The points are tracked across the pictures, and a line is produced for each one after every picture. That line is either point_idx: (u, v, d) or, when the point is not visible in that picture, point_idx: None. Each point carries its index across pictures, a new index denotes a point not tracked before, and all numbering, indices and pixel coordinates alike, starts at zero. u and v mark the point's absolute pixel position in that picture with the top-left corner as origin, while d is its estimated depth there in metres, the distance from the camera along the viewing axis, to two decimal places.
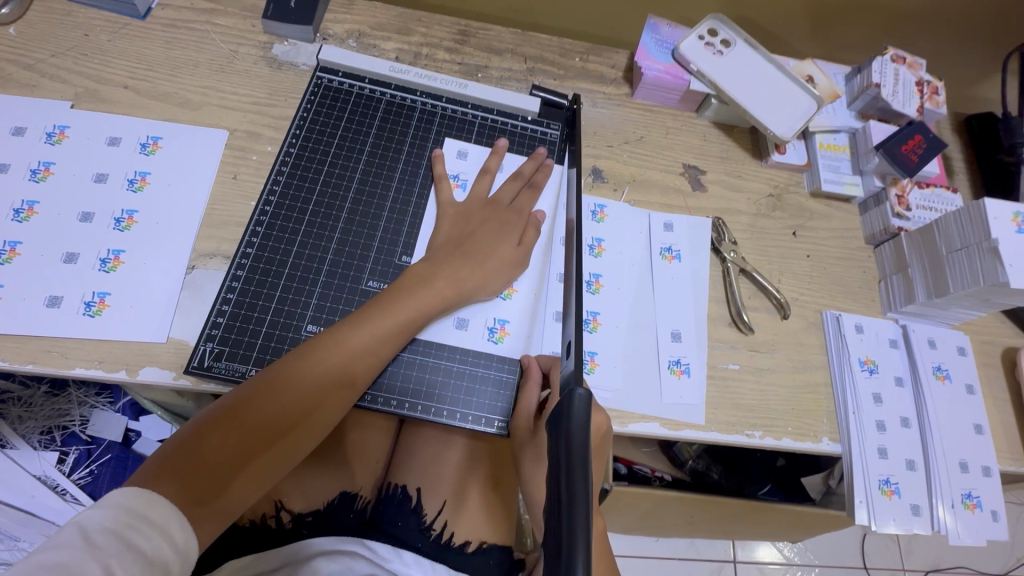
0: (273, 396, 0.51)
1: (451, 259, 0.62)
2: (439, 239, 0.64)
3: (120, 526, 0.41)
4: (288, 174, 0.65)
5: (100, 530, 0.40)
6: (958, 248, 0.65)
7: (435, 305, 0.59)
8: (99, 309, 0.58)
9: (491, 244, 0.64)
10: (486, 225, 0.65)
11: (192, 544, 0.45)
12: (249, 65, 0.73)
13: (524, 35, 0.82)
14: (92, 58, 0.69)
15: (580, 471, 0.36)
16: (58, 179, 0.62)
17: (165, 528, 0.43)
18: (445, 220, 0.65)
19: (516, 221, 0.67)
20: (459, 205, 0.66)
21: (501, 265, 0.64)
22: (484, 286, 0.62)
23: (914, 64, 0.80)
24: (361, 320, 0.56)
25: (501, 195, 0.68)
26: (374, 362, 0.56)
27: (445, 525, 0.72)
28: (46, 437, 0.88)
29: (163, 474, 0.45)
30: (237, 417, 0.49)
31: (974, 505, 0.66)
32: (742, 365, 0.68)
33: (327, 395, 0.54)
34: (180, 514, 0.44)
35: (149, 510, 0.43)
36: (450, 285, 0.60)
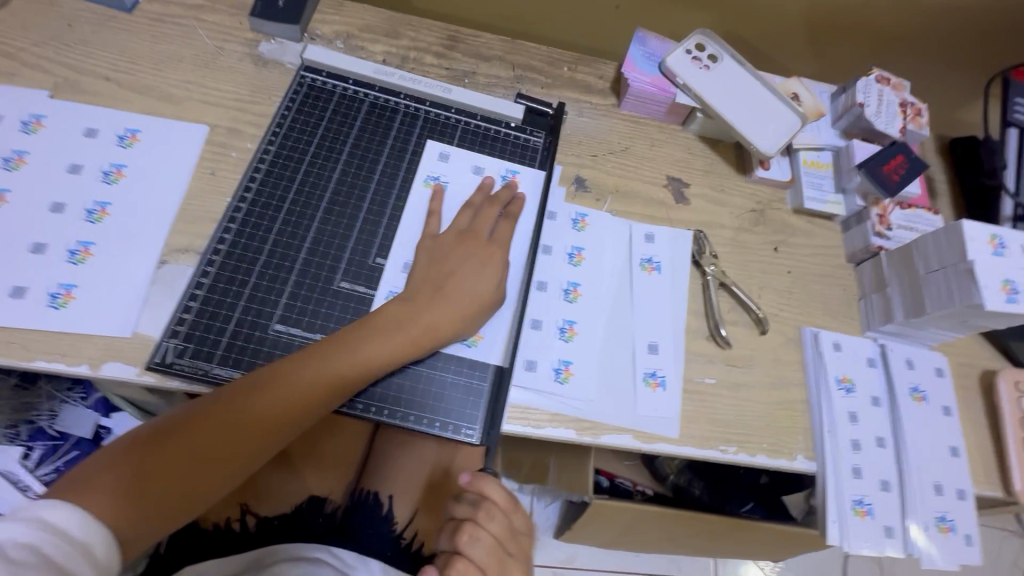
0: (226, 416, 0.51)
1: (434, 296, 0.60)
2: (422, 270, 0.62)
3: (40, 539, 0.39)
4: (266, 172, 0.65)
5: (14, 543, 0.38)
6: (936, 268, 0.65)
7: (408, 346, 0.58)
8: (65, 301, 0.57)
9: (473, 279, 0.62)
10: (466, 262, 0.63)
11: (115, 562, 0.44)
12: (234, 62, 0.72)
13: (513, 43, 0.82)
14: (74, 49, 0.69)
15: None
16: (31, 169, 0.61)
17: (85, 544, 0.41)
18: (421, 257, 0.63)
19: (499, 257, 0.64)
20: (440, 237, 0.64)
21: (482, 305, 0.62)
22: (461, 328, 0.61)
23: (898, 85, 0.81)
24: (327, 348, 0.55)
25: (481, 227, 0.65)
26: (340, 393, 0.55)
27: (416, 535, 0.72)
28: (12, 432, 0.85)
29: (95, 484, 0.45)
30: (186, 433, 0.49)
31: (948, 529, 0.66)
32: (719, 379, 0.67)
33: (284, 420, 0.53)
34: (106, 531, 0.43)
35: (64, 524, 0.41)
36: (430, 329, 0.59)
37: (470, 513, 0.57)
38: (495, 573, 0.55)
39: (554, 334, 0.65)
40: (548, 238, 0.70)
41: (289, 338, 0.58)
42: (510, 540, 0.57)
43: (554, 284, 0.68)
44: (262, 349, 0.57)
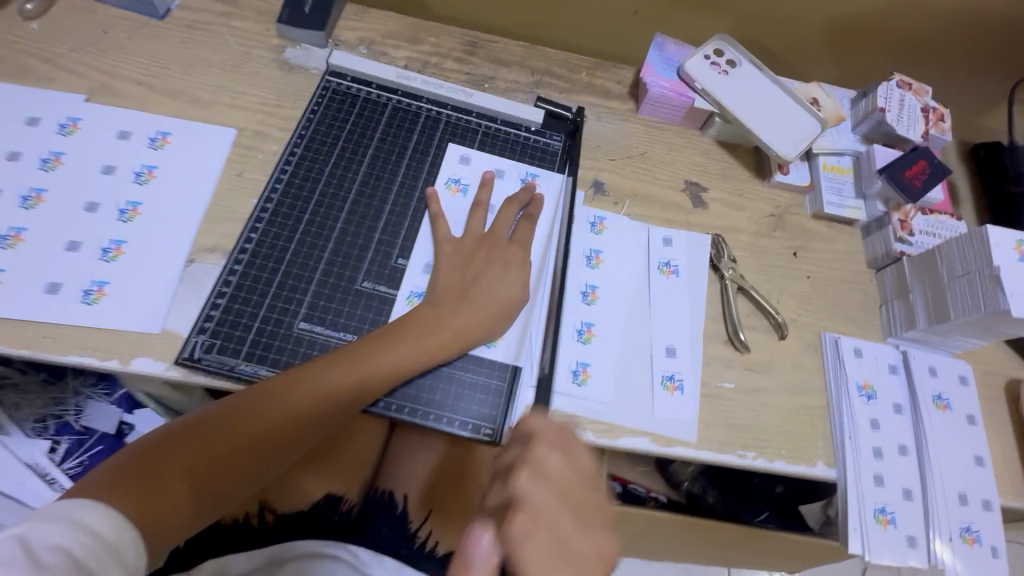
0: (248, 420, 0.52)
1: (458, 304, 0.61)
2: (444, 278, 0.62)
3: (73, 543, 0.41)
4: (291, 173, 0.66)
5: (47, 547, 0.40)
6: (960, 274, 0.65)
7: (426, 354, 0.58)
8: (97, 297, 0.58)
9: (495, 286, 0.63)
10: (487, 269, 0.64)
11: (142, 558, 0.46)
12: (260, 67, 0.74)
13: (532, 48, 0.83)
14: (108, 55, 0.71)
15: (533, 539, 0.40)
16: (67, 169, 0.63)
17: (116, 548, 0.44)
18: (445, 258, 0.64)
19: (519, 257, 0.66)
20: (461, 241, 0.65)
21: (502, 313, 0.62)
22: (482, 337, 0.61)
23: (920, 91, 0.80)
24: (346, 355, 0.56)
25: (500, 229, 0.67)
26: (358, 400, 0.56)
27: (430, 535, 0.72)
28: (40, 426, 0.87)
29: (124, 483, 0.47)
30: (209, 436, 0.51)
31: (973, 540, 0.65)
32: (737, 384, 0.67)
33: (304, 424, 0.54)
34: (133, 529, 0.45)
35: (101, 528, 0.44)
36: (453, 337, 0.59)
37: (520, 455, 0.48)
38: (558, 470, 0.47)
39: (573, 336, 0.65)
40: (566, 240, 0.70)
41: (313, 336, 0.59)
42: (572, 487, 0.47)
43: (573, 286, 0.68)
44: (287, 346, 0.58)
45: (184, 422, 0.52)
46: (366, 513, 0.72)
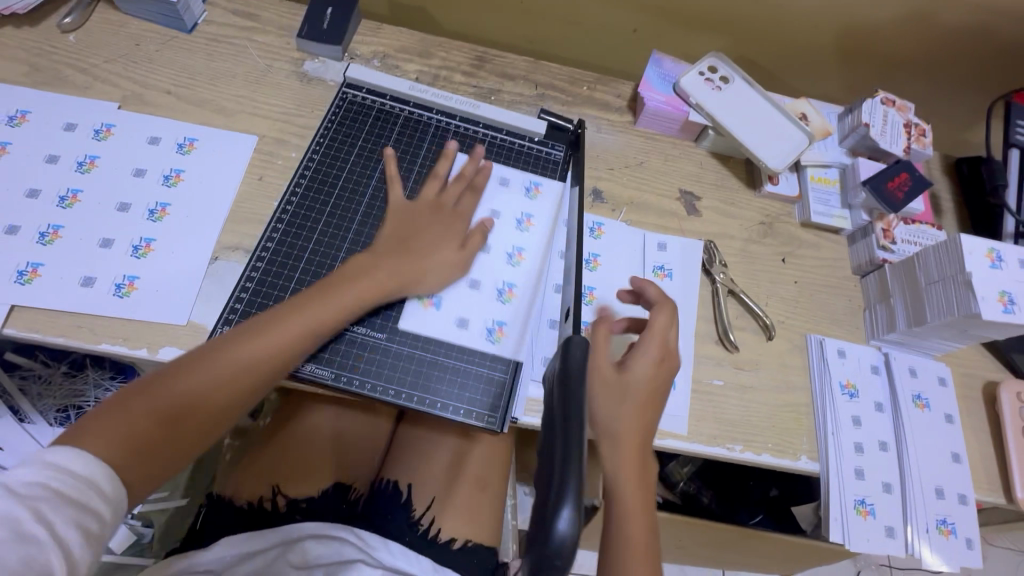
0: (209, 365, 0.53)
1: (395, 253, 0.65)
2: (385, 234, 0.66)
3: (47, 478, 0.42)
4: (310, 178, 0.71)
5: (24, 483, 0.41)
6: (936, 280, 0.69)
7: (372, 292, 0.62)
8: (128, 290, 0.63)
9: (432, 241, 0.67)
10: (429, 226, 0.68)
11: (121, 497, 0.46)
12: (281, 79, 0.79)
13: (536, 63, 0.88)
14: (139, 66, 0.76)
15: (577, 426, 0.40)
16: (101, 172, 0.68)
17: (88, 478, 0.44)
18: (392, 218, 0.68)
19: (456, 221, 0.69)
20: (408, 208, 0.69)
21: (444, 265, 0.67)
22: (420, 281, 0.65)
23: (903, 107, 0.85)
24: (303, 298, 0.59)
25: (447, 198, 0.70)
26: (315, 339, 0.59)
27: (433, 522, 0.76)
28: (62, 415, 0.92)
29: (88, 431, 0.46)
30: (170, 383, 0.51)
31: (949, 532, 0.68)
32: (726, 381, 0.71)
33: (267, 366, 0.55)
34: (106, 467, 0.45)
35: (70, 463, 0.44)
36: (390, 278, 0.63)
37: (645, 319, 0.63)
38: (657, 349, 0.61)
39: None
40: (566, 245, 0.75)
41: None
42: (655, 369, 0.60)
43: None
44: None
45: (144, 378, 0.51)
46: (373, 501, 0.76)
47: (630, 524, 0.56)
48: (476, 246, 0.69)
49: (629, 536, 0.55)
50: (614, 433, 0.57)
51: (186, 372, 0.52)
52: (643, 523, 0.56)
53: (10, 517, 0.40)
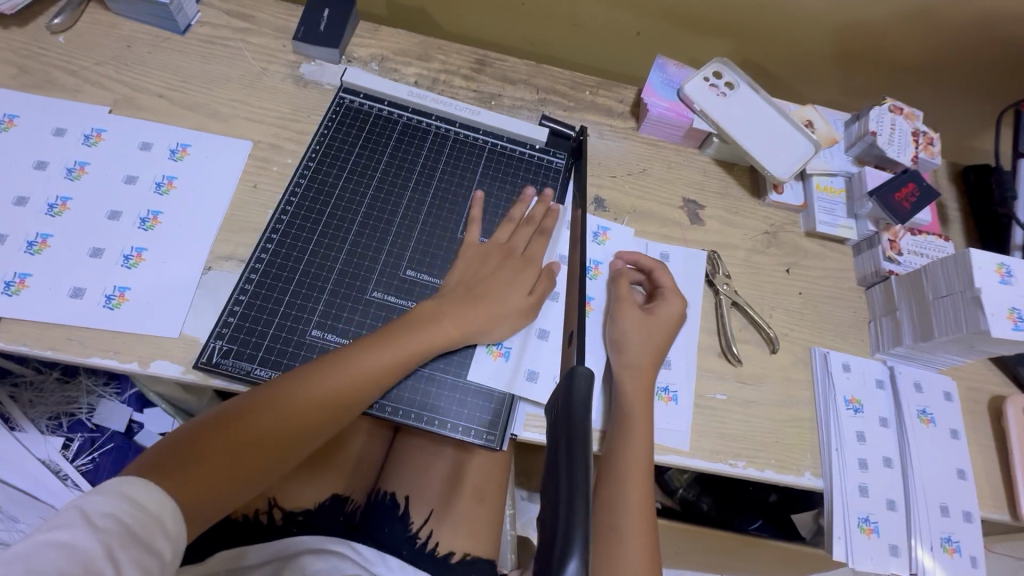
0: (271, 410, 0.54)
1: (465, 301, 0.63)
2: (454, 280, 0.65)
3: (122, 512, 0.44)
4: (306, 186, 0.69)
5: (101, 514, 0.43)
6: (944, 295, 0.67)
7: (436, 341, 0.61)
8: (118, 302, 0.61)
9: (502, 291, 0.65)
10: (497, 272, 0.66)
11: (183, 536, 0.47)
12: (277, 82, 0.77)
13: (537, 67, 0.87)
14: (131, 68, 0.74)
15: (582, 472, 0.35)
16: (91, 179, 0.66)
17: (157, 516, 0.45)
18: (462, 262, 0.66)
19: (522, 262, 0.68)
20: (479, 247, 0.68)
21: (508, 315, 0.64)
22: (488, 330, 0.63)
23: (911, 115, 0.83)
24: (363, 343, 0.59)
25: (515, 242, 0.69)
26: (374, 389, 0.58)
27: (430, 535, 0.75)
28: (53, 423, 0.90)
29: (163, 465, 0.48)
30: (235, 426, 0.52)
31: (953, 550, 0.67)
32: (729, 396, 0.70)
33: (322, 413, 0.56)
34: (175, 506, 0.47)
35: (145, 500, 0.45)
36: (456, 327, 0.62)
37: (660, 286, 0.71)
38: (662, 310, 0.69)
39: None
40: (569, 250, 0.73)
41: (325, 343, 0.62)
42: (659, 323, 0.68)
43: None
44: (300, 352, 0.61)
45: (213, 414, 0.54)
46: (369, 514, 0.76)
47: (629, 487, 0.60)
48: (544, 292, 0.67)
49: (626, 495, 0.60)
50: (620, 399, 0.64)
51: (250, 414, 0.53)
52: (639, 488, 0.61)
53: (85, 551, 0.41)
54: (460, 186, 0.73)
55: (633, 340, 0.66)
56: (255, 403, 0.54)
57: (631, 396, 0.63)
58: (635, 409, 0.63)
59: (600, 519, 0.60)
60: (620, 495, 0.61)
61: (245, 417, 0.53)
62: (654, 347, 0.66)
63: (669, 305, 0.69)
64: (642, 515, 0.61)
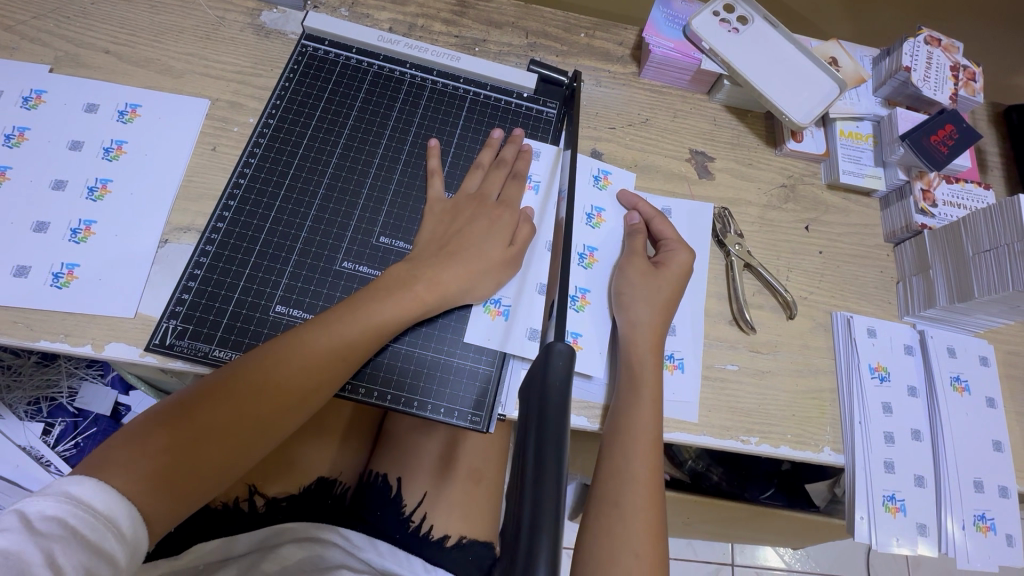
0: (235, 395, 0.49)
1: (436, 261, 0.57)
2: (425, 238, 0.59)
3: (67, 513, 0.40)
4: (266, 146, 0.62)
5: (42, 517, 0.39)
6: (986, 250, 0.60)
7: (407, 313, 0.55)
8: (67, 281, 0.56)
9: (477, 246, 0.58)
10: (472, 226, 0.60)
11: (141, 536, 0.43)
12: (235, 32, 0.69)
13: (527, 8, 0.78)
14: (74, 22, 0.67)
15: (553, 477, 0.29)
16: (32, 145, 0.60)
17: (108, 516, 0.41)
18: (429, 219, 0.60)
19: (507, 218, 0.61)
20: (447, 202, 0.61)
21: (488, 272, 0.58)
22: (465, 293, 0.57)
23: (950, 47, 0.74)
24: (328, 317, 0.53)
25: (488, 189, 0.62)
26: (347, 367, 0.52)
27: (424, 518, 0.70)
28: (33, 408, 0.87)
29: (114, 461, 0.44)
30: (194, 415, 0.47)
31: (987, 528, 0.61)
32: (742, 366, 0.64)
33: (291, 398, 0.51)
34: (129, 504, 0.43)
35: (94, 500, 0.41)
36: (430, 289, 0.55)
37: (670, 236, 0.64)
38: (674, 262, 0.62)
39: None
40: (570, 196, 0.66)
41: (290, 319, 0.56)
42: (667, 275, 0.61)
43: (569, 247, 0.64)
44: (263, 330, 0.55)
45: (168, 402, 0.48)
46: (360, 497, 0.71)
47: (636, 455, 0.54)
48: (526, 242, 0.61)
49: (633, 466, 0.54)
50: (626, 362, 0.58)
51: (210, 401, 0.48)
52: (647, 457, 0.54)
53: (21, 558, 0.37)
54: (437, 137, 0.66)
55: (639, 297, 0.59)
56: (211, 390, 0.49)
57: (638, 357, 0.57)
58: (640, 368, 0.57)
59: (601, 490, 0.54)
60: (629, 465, 0.54)
61: (201, 406, 0.48)
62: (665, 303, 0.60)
63: (677, 255, 0.62)
64: (651, 485, 0.54)
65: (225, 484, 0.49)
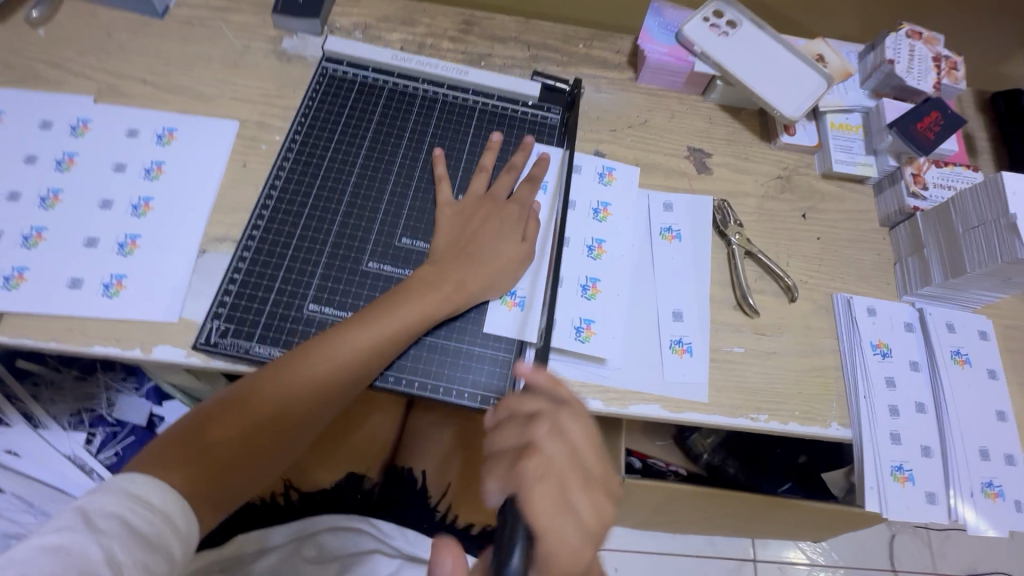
0: (273, 395, 0.53)
1: (456, 259, 0.61)
2: (442, 238, 0.63)
3: (124, 510, 0.43)
4: (294, 160, 0.67)
5: (102, 513, 0.42)
6: (975, 226, 0.63)
7: (431, 310, 0.58)
8: (117, 290, 0.60)
9: (492, 243, 0.63)
10: (485, 225, 0.64)
11: (193, 528, 0.47)
12: (259, 59, 0.75)
13: (527, 23, 0.83)
14: (113, 56, 0.73)
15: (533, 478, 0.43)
16: (80, 169, 0.66)
17: (162, 512, 0.45)
18: (446, 220, 0.65)
19: (518, 216, 0.65)
20: (457, 205, 0.66)
21: (504, 267, 0.62)
22: (484, 287, 0.61)
23: (931, 39, 0.78)
24: (360, 318, 0.57)
25: (499, 190, 0.67)
26: (376, 365, 0.56)
27: (449, 509, 0.74)
28: (76, 419, 0.92)
29: (167, 459, 0.48)
30: (239, 413, 0.51)
31: (996, 495, 0.63)
32: (747, 349, 0.67)
33: (325, 396, 0.54)
34: (181, 498, 0.47)
35: (149, 497, 0.45)
36: (457, 290, 0.60)
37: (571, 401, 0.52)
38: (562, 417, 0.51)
39: (576, 291, 0.65)
40: (574, 193, 0.71)
41: (323, 317, 0.60)
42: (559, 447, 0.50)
43: (578, 240, 0.68)
44: (298, 327, 0.60)
45: (215, 401, 0.53)
46: (388, 491, 0.74)
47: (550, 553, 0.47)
48: (536, 237, 0.66)
49: None
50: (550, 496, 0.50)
51: (253, 399, 0.52)
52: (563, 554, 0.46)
53: (83, 552, 0.40)
54: (449, 146, 0.71)
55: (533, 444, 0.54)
56: (253, 389, 0.53)
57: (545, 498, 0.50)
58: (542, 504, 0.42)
59: None
60: None
61: (245, 404, 0.52)
62: (552, 458, 0.45)
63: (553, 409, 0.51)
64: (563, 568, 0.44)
65: (265, 477, 0.54)
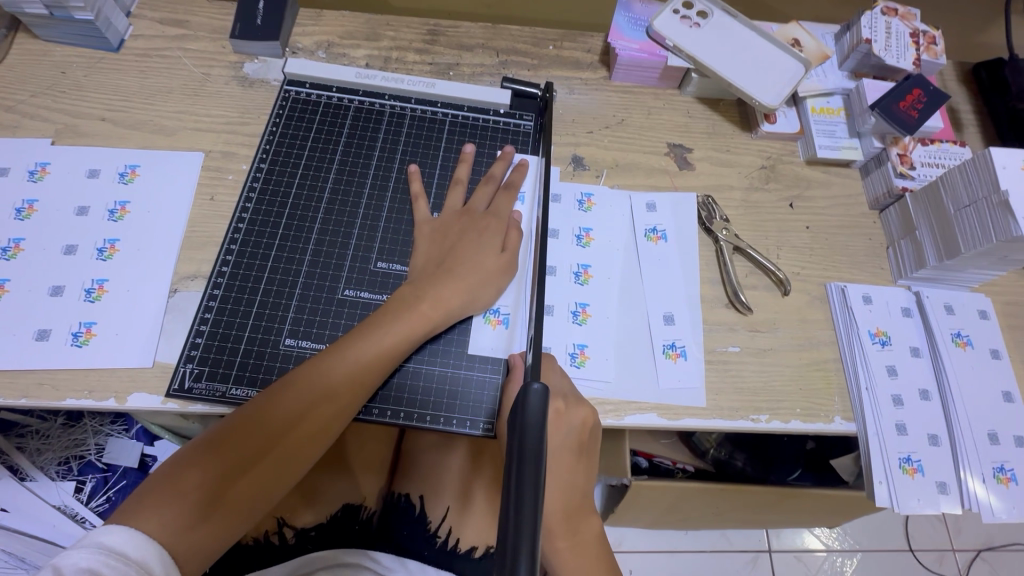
0: (258, 428, 0.51)
1: (435, 278, 0.59)
2: (420, 260, 0.62)
3: (99, 563, 0.41)
4: (261, 189, 0.65)
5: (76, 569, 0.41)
6: (967, 204, 0.61)
7: (414, 330, 0.57)
8: (86, 338, 0.58)
9: (472, 257, 0.61)
10: (462, 240, 0.62)
11: None
12: (221, 86, 0.73)
13: (494, 29, 0.81)
14: (68, 95, 0.71)
15: (530, 468, 0.31)
16: (41, 216, 0.63)
17: (138, 562, 0.43)
18: (422, 241, 0.63)
19: (495, 226, 0.63)
20: (434, 222, 0.64)
21: (485, 281, 0.60)
22: (466, 304, 0.59)
23: (908, 15, 0.76)
24: (342, 343, 0.55)
25: (474, 203, 0.65)
26: (363, 389, 0.54)
27: (450, 532, 0.70)
28: (64, 468, 0.90)
29: (145, 507, 0.46)
30: (221, 452, 0.49)
31: (1008, 479, 0.62)
32: (744, 347, 0.65)
33: (309, 426, 0.52)
34: (160, 549, 0.44)
35: (124, 547, 0.43)
36: (433, 308, 0.57)
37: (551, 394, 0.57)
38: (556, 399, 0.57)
39: (567, 319, 0.64)
40: (554, 222, 0.68)
41: (300, 351, 0.58)
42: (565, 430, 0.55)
43: (564, 267, 0.66)
44: (275, 364, 0.58)
45: (196, 442, 0.50)
46: (386, 518, 0.71)
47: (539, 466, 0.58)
48: (517, 246, 0.63)
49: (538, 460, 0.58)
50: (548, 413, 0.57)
51: (236, 435, 0.50)
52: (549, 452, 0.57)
53: None
54: (420, 163, 0.69)
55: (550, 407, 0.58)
56: (236, 425, 0.50)
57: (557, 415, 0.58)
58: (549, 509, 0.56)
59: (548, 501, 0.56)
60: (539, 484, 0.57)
61: (227, 442, 0.50)
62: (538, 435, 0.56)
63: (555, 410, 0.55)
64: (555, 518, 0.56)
65: (254, 519, 0.51)
